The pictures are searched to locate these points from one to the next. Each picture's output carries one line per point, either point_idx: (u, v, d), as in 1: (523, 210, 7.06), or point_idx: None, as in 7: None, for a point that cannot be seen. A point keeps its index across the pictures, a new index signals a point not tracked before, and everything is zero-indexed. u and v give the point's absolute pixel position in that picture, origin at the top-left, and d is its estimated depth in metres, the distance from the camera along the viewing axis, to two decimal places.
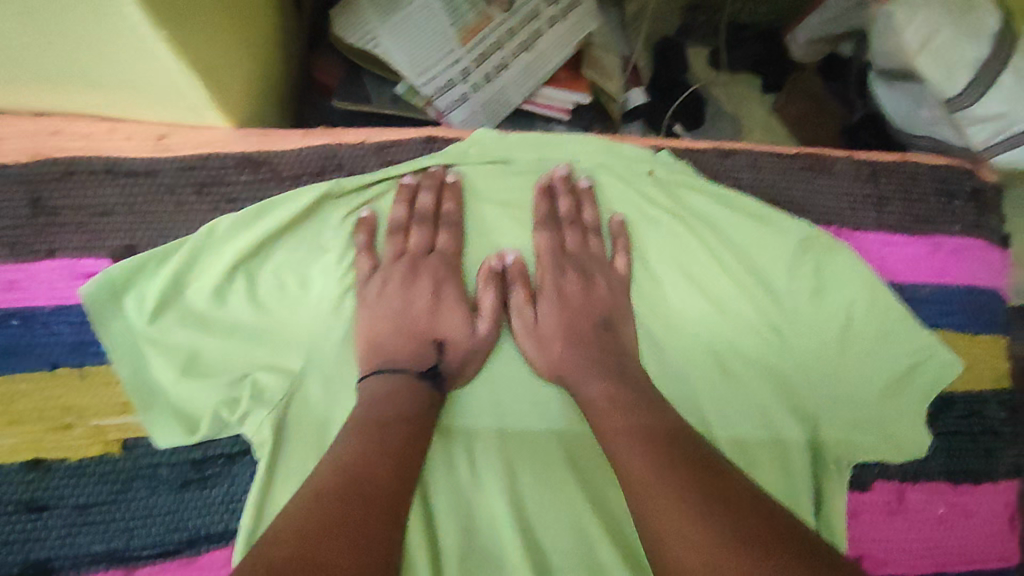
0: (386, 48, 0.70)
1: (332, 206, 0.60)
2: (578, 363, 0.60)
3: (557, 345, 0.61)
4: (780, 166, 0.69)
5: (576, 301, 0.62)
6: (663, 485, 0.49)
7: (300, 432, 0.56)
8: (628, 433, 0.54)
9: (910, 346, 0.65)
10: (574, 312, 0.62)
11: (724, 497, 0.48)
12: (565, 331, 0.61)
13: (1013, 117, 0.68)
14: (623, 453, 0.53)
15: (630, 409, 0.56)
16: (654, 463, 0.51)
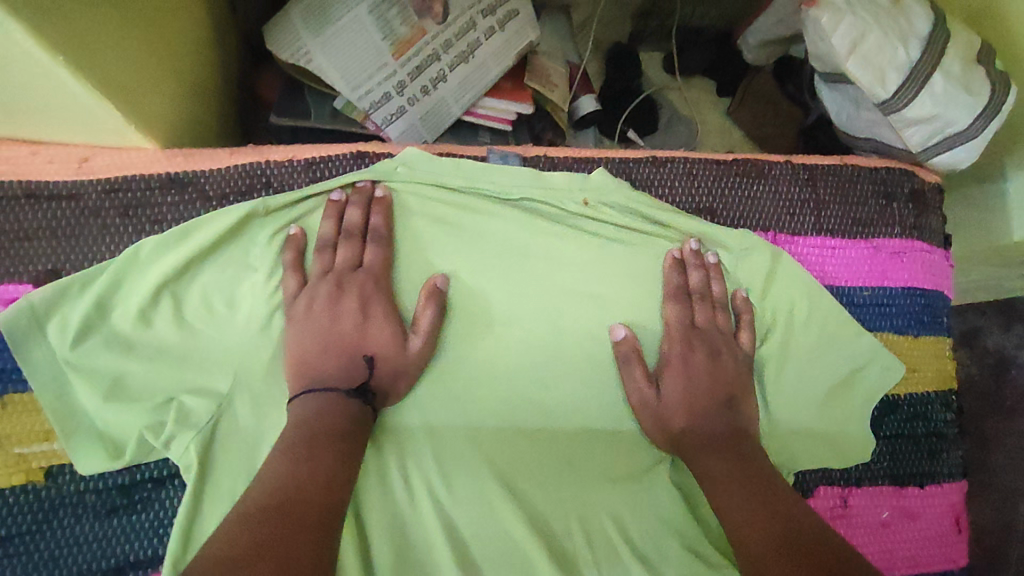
0: (320, 65, 0.70)
1: (259, 225, 0.60)
2: (704, 430, 0.61)
3: (687, 418, 0.61)
4: (715, 173, 0.69)
5: (701, 379, 0.62)
6: (725, 467, 0.58)
7: (228, 453, 0.56)
8: (715, 460, 0.59)
9: (846, 353, 0.67)
10: (700, 382, 0.62)
11: (781, 521, 0.53)
12: (703, 398, 0.62)
13: (944, 118, 0.69)
14: (710, 475, 0.58)
15: (720, 445, 0.60)
16: (740, 486, 0.56)
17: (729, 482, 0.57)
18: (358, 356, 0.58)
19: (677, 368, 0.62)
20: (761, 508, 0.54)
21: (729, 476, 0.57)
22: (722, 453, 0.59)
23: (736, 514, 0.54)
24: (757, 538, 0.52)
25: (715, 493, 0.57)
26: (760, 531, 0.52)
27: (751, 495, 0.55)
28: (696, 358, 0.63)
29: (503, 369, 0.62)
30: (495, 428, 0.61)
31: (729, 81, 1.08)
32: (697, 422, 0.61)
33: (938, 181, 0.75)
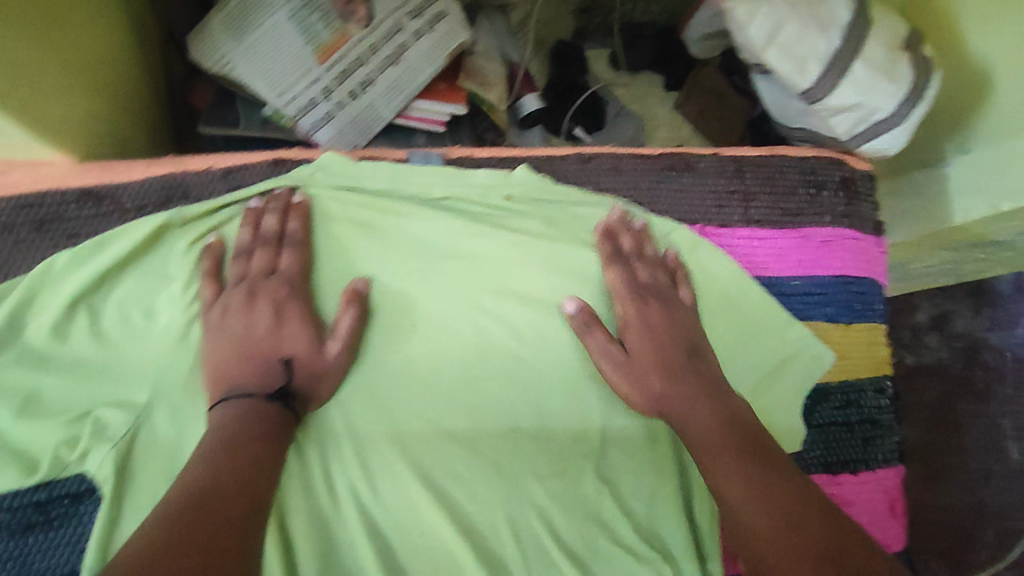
0: (243, 74, 0.70)
1: (175, 235, 0.60)
2: (681, 376, 0.62)
3: (664, 358, 0.62)
4: (640, 167, 0.69)
5: (656, 334, 0.63)
6: (717, 423, 0.58)
7: (146, 466, 0.56)
8: (707, 421, 0.59)
9: (774, 339, 0.67)
10: (659, 336, 0.63)
11: (769, 483, 0.53)
12: (662, 353, 0.62)
13: (867, 106, 0.69)
14: (697, 436, 0.58)
15: (701, 404, 0.60)
16: (729, 447, 0.56)
17: (716, 442, 0.57)
18: (274, 360, 0.57)
19: (635, 323, 0.63)
20: (751, 465, 0.54)
21: (717, 435, 0.57)
22: (708, 413, 0.59)
23: (723, 472, 0.55)
24: (745, 494, 0.53)
25: (702, 454, 0.57)
26: (749, 488, 0.53)
27: (740, 453, 0.55)
28: (646, 312, 0.63)
29: (427, 370, 0.62)
30: (423, 430, 0.61)
31: (675, 73, 1.08)
32: (678, 365, 0.62)
33: (869, 168, 0.75)
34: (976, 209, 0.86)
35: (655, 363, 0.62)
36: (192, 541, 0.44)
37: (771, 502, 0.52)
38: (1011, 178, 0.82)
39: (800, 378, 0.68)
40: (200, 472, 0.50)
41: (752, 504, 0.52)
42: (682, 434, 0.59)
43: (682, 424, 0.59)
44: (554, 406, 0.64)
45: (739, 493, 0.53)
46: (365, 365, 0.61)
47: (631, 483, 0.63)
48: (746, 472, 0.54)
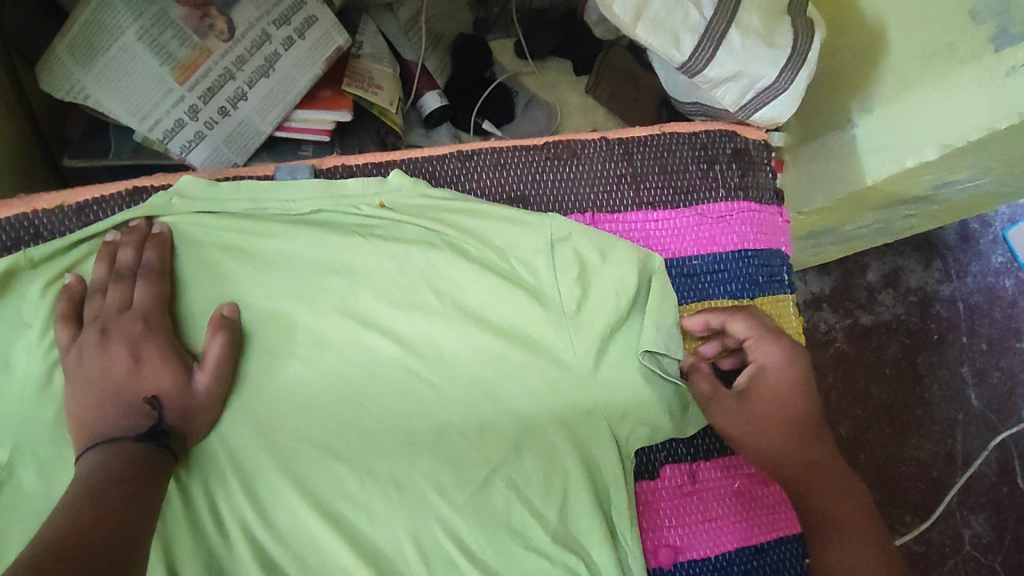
0: (100, 101, 0.67)
1: (27, 279, 0.57)
2: (781, 396, 0.59)
3: (778, 380, 0.59)
4: (524, 160, 0.67)
5: (774, 399, 0.59)
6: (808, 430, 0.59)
7: (13, 524, 0.53)
8: (786, 429, 0.58)
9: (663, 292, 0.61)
10: (764, 408, 0.59)
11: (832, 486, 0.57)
12: (789, 423, 0.58)
13: (750, 75, 0.67)
14: (808, 489, 0.57)
15: (793, 470, 0.57)
16: (845, 502, 0.56)
17: (810, 462, 0.57)
18: (137, 401, 0.54)
19: (775, 392, 0.59)
20: (861, 523, 0.55)
21: (830, 489, 0.57)
22: (815, 464, 0.58)
23: (813, 490, 0.56)
24: (833, 514, 0.55)
25: (796, 471, 0.57)
26: (856, 551, 0.53)
27: (853, 507, 0.56)
28: (763, 384, 0.59)
29: (314, 394, 0.60)
30: (312, 456, 0.59)
31: (584, 58, 1.04)
32: (774, 385, 0.59)
33: (765, 138, 0.72)
34: (884, 168, 0.77)
35: (775, 429, 0.58)
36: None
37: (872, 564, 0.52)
38: (917, 130, 0.73)
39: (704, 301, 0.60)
40: (63, 515, 0.45)
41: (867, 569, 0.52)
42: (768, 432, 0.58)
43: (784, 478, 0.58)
44: (457, 415, 0.61)
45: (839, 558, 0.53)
46: (248, 393, 0.59)
47: (542, 483, 0.60)
48: (858, 539, 0.54)
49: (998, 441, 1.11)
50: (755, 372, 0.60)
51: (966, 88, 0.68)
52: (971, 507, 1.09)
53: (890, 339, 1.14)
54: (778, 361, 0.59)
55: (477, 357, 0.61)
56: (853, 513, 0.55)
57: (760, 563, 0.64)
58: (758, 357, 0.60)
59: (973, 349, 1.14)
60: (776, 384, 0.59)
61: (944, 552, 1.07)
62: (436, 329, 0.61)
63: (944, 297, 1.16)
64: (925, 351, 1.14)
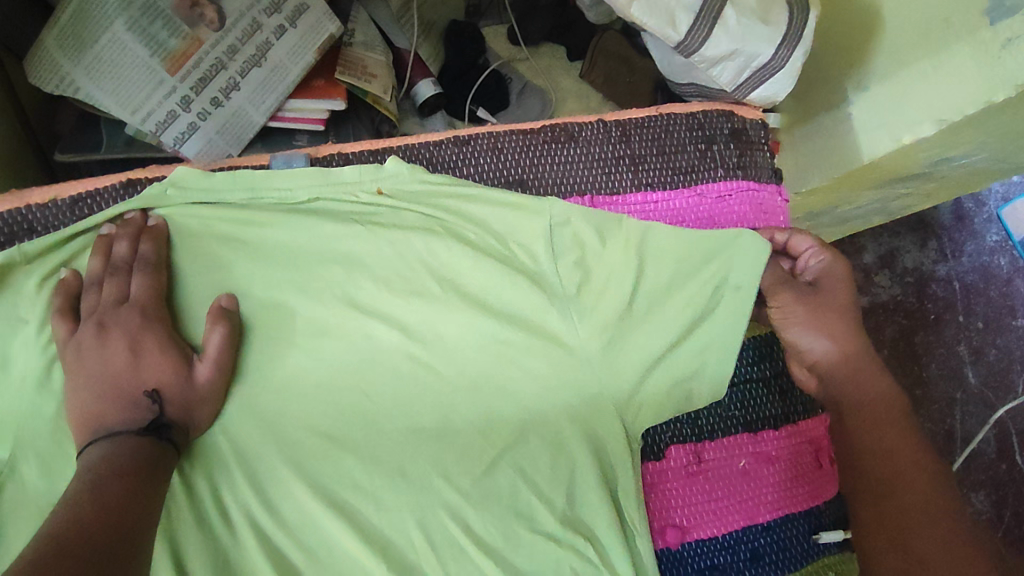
0: (91, 94, 0.66)
1: (23, 275, 0.56)
2: (837, 298, 0.61)
3: (837, 283, 0.61)
4: (521, 143, 0.66)
5: (836, 295, 0.61)
6: (860, 345, 0.60)
7: (17, 520, 0.53)
8: (845, 338, 0.60)
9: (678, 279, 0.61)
10: (832, 298, 0.61)
11: (884, 414, 0.58)
12: (851, 313, 0.61)
13: (746, 52, 0.66)
14: (860, 376, 0.59)
15: (855, 355, 0.60)
16: (887, 415, 0.58)
17: (864, 386, 0.59)
18: (137, 394, 0.53)
19: (840, 287, 0.61)
20: (897, 412, 0.58)
21: (875, 383, 0.59)
22: (865, 366, 0.60)
23: (862, 415, 0.58)
24: (883, 443, 0.56)
25: (854, 393, 0.59)
26: (889, 436, 0.57)
27: (892, 402, 0.59)
28: (830, 281, 0.61)
29: (316, 384, 0.60)
30: (316, 445, 0.58)
31: (577, 44, 1.04)
32: (831, 288, 0.61)
33: (762, 117, 0.72)
34: (881, 147, 0.76)
35: (840, 317, 0.60)
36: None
37: (903, 452, 0.56)
38: (915, 106, 0.73)
39: (746, 273, 0.61)
40: (66, 511, 0.45)
41: (896, 454, 0.55)
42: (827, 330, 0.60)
43: (840, 363, 0.60)
44: (461, 402, 0.61)
45: (872, 443, 0.57)
46: (249, 384, 0.59)
47: (547, 467, 0.60)
48: (892, 426, 0.57)
49: (995, 418, 1.11)
50: (816, 273, 0.62)
51: (964, 62, 0.67)
52: (971, 484, 1.09)
53: (887, 319, 1.14)
54: (838, 266, 0.62)
55: (478, 343, 0.61)
56: (904, 443, 0.56)
57: (768, 540, 0.64)
58: (814, 263, 0.62)
59: (969, 327, 1.15)
60: (839, 280, 0.61)
61: None
62: (438, 315, 0.61)
63: (940, 276, 1.16)
64: (922, 331, 1.14)
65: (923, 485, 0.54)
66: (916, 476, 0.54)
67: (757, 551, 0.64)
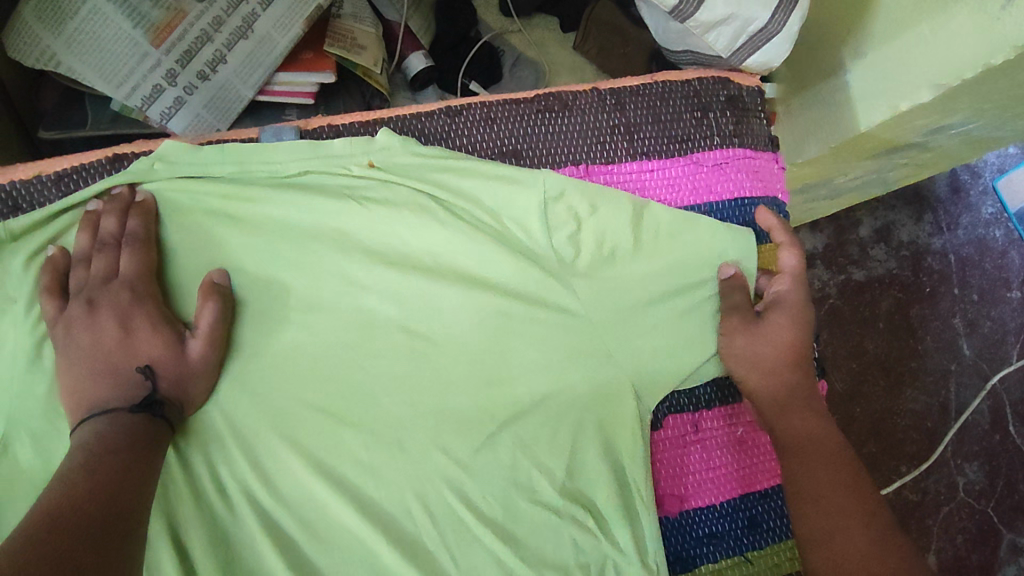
0: (73, 68, 0.65)
1: (9, 252, 0.55)
2: (778, 331, 0.61)
3: (784, 317, 0.62)
4: (514, 113, 0.65)
5: (782, 327, 0.61)
6: (793, 384, 0.60)
7: (13, 498, 0.52)
8: (781, 367, 0.60)
9: (674, 258, 0.62)
10: (794, 325, 0.62)
11: (823, 446, 0.56)
12: (793, 352, 0.61)
13: (743, 16, 0.64)
14: (792, 413, 0.59)
15: (789, 393, 0.60)
16: (826, 445, 0.57)
17: (805, 422, 0.58)
18: (130, 370, 0.53)
19: (782, 321, 0.61)
20: (833, 450, 0.56)
21: (813, 417, 0.59)
22: (800, 399, 0.60)
23: (800, 445, 0.57)
24: (817, 469, 0.55)
25: (793, 428, 0.58)
26: (823, 475, 0.55)
27: (832, 446, 0.57)
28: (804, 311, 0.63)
29: (310, 360, 0.59)
30: (313, 419, 0.58)
31: (570, 15, 1.02)
32: (773, 325, 0.61)
33: (758, 84, 0.71)
34: (878, 114, 0.76)
35: (781, 355, 0.61)
36: (48, 564, 0.38)
37: (836, 487, 0.54)
38: (913, 72, 0.72)
39: (738, 250, 0.63)
40: (57, 489, 0.45)
41: (831, 492, 0.53)
42: (758, 362, 0.61)
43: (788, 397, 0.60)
44: (458, 378, 0.60)
45: (805, 477, 0.55)
46: (242, 361, 0.58)
47: (546, 439, 0.60)
48: (829, 463, 0.55)
49: (989, 389, 1.12)
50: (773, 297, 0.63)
51: (963, 25, 0.66)
52: (964, 454, 1.10)
53: (883, 293, 1.14)
54: (794, 299, 0.63)
55: (474, 317, 0.61)
56: (839, 474, 0.55)
57: (766, 508, 0.64)
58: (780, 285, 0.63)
59: (964, 300, 1.15)
60: (783, 316, 0.62)
61: (939, 499, 1.09)
62: (434, 289, 0.60)
63: (936, 250, 1.16)
64: (917, 304, 1.14)
65: (859, 524, 0.51)
66: (854, 511, 0.52)
67: (756, 518, 0.64)
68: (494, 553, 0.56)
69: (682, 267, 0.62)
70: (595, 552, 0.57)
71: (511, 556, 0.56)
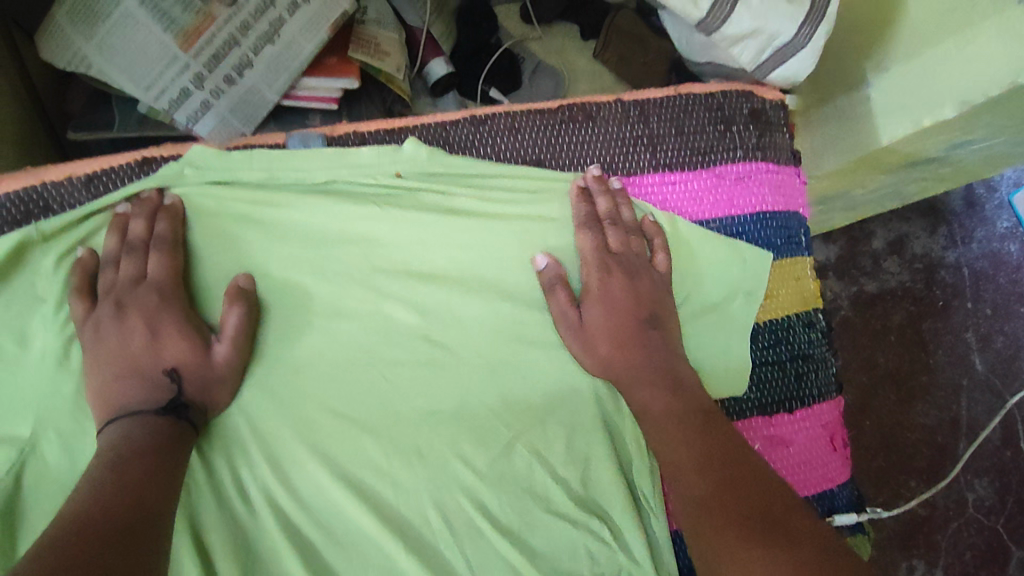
0: (103, 71, 0.67)
1: (39, 253, 0.56)
2: (613, 305, 0.59)
3: (604, 300, 0.59)
4: (539, 123, 0.65)
5: (603, 306, 0.59)
6: (642, 360, 0.58)
7: (39, 497, 0.53)
8: (617, 340, 0.59)
9: (697, 281, 0.65)
10: (622, 312, 0.59)
11: (689, 429, 0.54)
12: (621, 334, 0.59)
13: (769, 31, 0.64)
14: (647, 393, 0.57)
15: (629, 365, 0.58)
16: (686, 421, 0.55)
17: (652, 399, 0.57)
18: (157, 374, 0.54)
19: (597, 294, 0.59)
20: (687, 433, 0.54)
21: (663, 398, 0.57)
22: (642, 374, 0.58)
23: (670, 424, 0.55)
24: (686, 448, 0.53)
25: (643, 404, 0.57)
26: (692, 453, 0.52)
27: (685, 426, 0.54)
28: (653, 274, 0.61)
29: (331, 365, 0.60)
30: (335, 425, 0.58)
31: (591, 22, 1.02)
32: (603, 305, 0.59)
33: (781, 98, 0.71)
34: (899, 129, 0.75)
35: (606, 335, 0.59)
36: (88, 572, 0.39)
37: (704, 489, 0.50)
38: (936, 88, 0.71)
39: (753, 279, 0.65)
40: (85, 492, 0.45)
41: (695, 478, 0.51)
42: (598, 338, 0.59)
43: (659, 371, 0.58)
44: (477, 386, 0.60)
45: (673, 456, 0.53)
46: (265, 365, 0.58)
47: (564, 449, 0.60)
48: (683, 432, 0.54)
49: (1002, 406, 1.11)
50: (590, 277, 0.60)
51: (990, 43, 0.66)
52: (975, 470, 1.10)
53: (896, 306, 1.14)
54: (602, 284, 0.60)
55: (493, 326, 0.61)
56: (711, 460, 0.52)
57: None
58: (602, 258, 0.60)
59: (978, 314, 1.14)
60: (604, 288, 0.59)
61: (949, 515, 1.08)
62: (454, 298, 0.61)
63: (949, 263, 1.15)
64: (930, 318, 1.14)
65: (713, 486, 0.50)
66: (704, 506, 0.50)
67: None
68: (510, 562, 0.56)
69: (699, 287, 0.65)
70: (611, 564, 0.57)
71: (528, 566, 0.56)
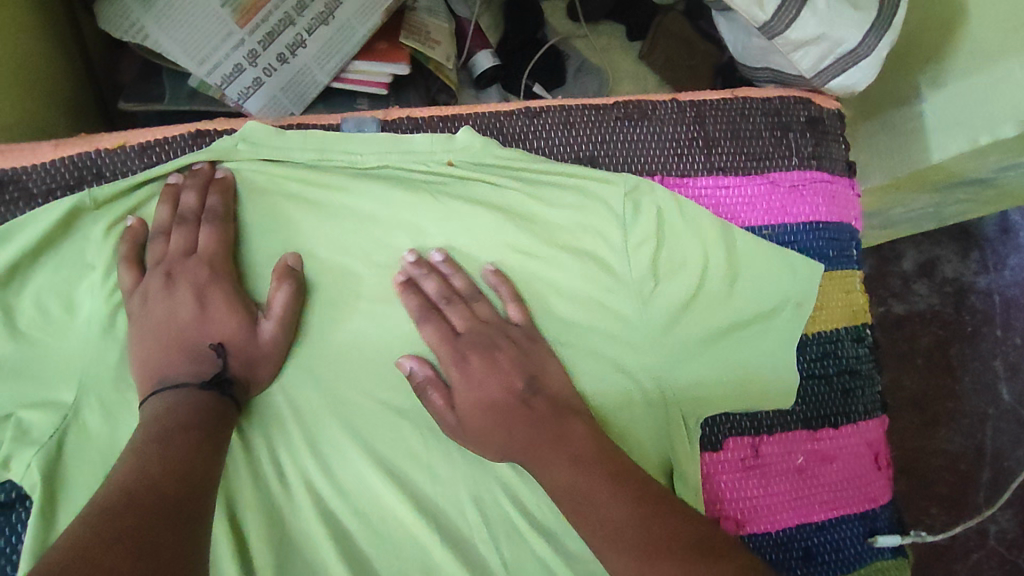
0: (160, 42, 0.66)
1: (90, 220, 0.56)
2: (473, 366, 0.57)
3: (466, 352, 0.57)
4: (594, 118, 0.64)
5: (455, 373, 0.57)
6: (495, 400, 0.55)
7: (78, 465, 0.52)
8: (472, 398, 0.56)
9: (755, 291, 0.63)
10: (483, 383, 0.56)
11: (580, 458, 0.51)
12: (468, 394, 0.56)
13: (833, 38, 0.62)
14: (530, 426, 0.54)
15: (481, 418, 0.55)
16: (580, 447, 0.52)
17: (544, 436, 0.53)
18: (202, 347, 0.53)
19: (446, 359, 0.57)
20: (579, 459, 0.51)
21: (552, 425, 0.54)
22: (506, 412, 0.55)
23: (562, 457, 0.52)
24: (579, 482, 0.50)
25: (515, 443, 0.54)
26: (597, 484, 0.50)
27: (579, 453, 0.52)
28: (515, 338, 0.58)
29: (371, 351, 0.59)
30: (374, 410, 0.58)
31: (638, 24, 1.01)
32: (458, 369, 0.57)
33: (837, 107, 0.69)
34: (953, 145, 0.73)
35: (469, 391, 0.56)
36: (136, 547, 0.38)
37: (622, 511, 0.48)
38: (993, 105, 0.70)
39: (805, 287, 0.63)
40: (132, 463, 0.45)
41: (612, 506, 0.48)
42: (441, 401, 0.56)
43: (561, 415, 0.54)
44: None
45: (572, 487, 0.50)
46: (305, 347, 0.58)
47: None
48: (582, 459, 0.51)
49: None
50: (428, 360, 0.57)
51: None
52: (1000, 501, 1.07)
53: (924, 329, 1.11)
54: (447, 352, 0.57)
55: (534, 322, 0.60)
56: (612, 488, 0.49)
57: (821, 541, 0.63)
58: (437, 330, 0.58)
59: (1008, 343, 1.11)
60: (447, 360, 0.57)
61: (969, 545, 1.06)
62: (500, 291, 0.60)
63: (981, 289, 1.13)
64: (959, 342, 1.11)
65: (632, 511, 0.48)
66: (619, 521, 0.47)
67: (811, 549, 0.63)
68: (545, 562, 0.55)
69: (752, 297, 0.62)
70: None
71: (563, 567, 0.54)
